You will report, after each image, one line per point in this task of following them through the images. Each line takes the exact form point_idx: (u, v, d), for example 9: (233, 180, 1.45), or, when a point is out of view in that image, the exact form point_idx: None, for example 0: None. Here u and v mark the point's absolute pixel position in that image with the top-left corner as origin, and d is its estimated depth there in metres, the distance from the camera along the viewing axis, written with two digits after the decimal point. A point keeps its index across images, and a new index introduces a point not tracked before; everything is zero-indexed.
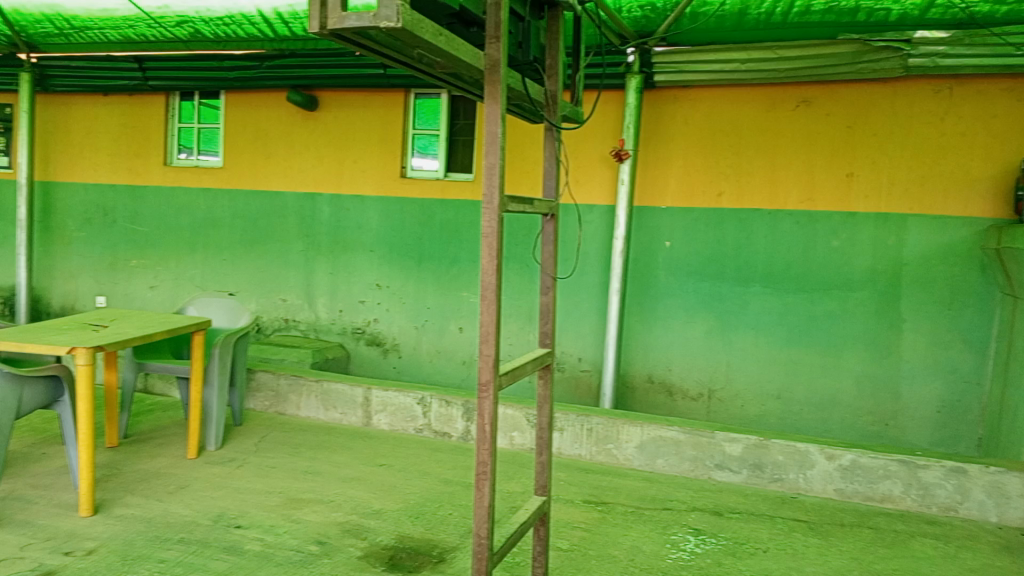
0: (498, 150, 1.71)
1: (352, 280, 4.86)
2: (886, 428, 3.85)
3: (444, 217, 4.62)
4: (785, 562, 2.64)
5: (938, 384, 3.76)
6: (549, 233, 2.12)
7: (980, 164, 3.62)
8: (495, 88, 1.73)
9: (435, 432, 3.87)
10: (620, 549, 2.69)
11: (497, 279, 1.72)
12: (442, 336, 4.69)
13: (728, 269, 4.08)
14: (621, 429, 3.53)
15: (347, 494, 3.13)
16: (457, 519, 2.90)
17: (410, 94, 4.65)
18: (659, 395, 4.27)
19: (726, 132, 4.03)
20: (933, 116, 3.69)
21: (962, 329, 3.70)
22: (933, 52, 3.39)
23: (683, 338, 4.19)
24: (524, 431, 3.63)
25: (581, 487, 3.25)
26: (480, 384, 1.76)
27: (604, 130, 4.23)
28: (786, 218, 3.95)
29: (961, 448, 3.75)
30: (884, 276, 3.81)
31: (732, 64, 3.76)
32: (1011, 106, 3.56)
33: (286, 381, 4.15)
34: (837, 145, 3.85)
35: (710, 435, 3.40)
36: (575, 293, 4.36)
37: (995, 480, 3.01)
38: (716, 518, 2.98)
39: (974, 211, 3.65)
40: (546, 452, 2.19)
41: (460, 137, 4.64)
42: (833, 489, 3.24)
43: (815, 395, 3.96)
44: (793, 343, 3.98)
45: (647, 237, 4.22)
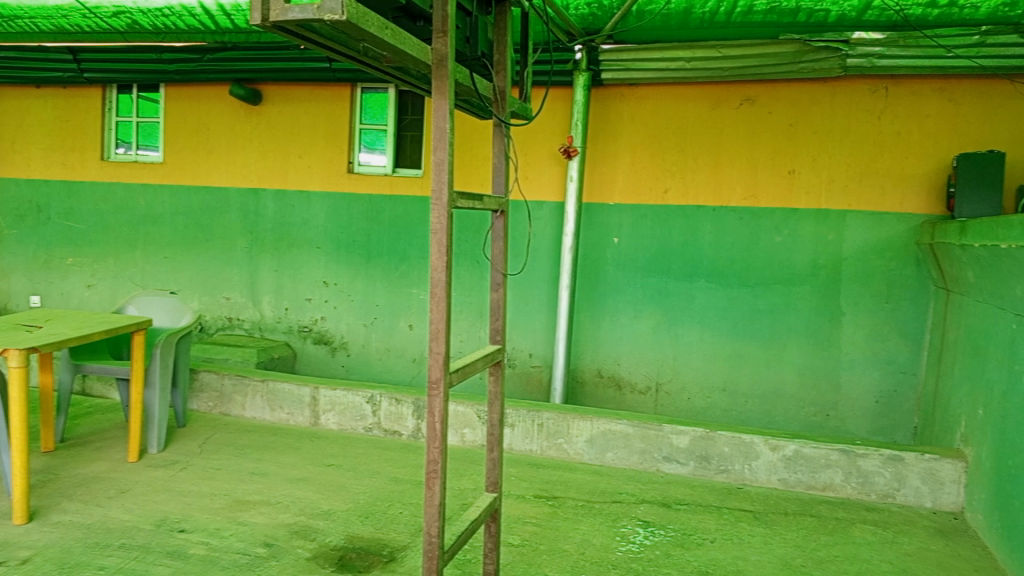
0: (446, 145, 1.70)
1: (299, 277, 4.79)
2: (828, 418, 3.96)
3: (392, 213, 4.58)
4: (732, 551, 2.69)
5: (876, 375, 3.88)
6: (499, 229, 2.12)
7: (914, 161, 3.76)
8: (443, 83, 1.72)
9: (384, 430, 3.83)
10: (571, 543, 2.71)
11: (446, 276, 1.71)
12: (391, 333, 4.65)
13: (674, 265, 4.14)
14: (572, 423, 3.56)
15: (295, 495, 3.08)
16: (407, 518, 2.89)
17: (357, 88, 4.60)
18: (608, 390, 4.31)
19: (672, 129, 4.09)
20: (870, 114, 3.80)
21: (898, 322, 3.82)
22: (870, 52, 3.50)
23: (631, 333, 4.23)
24: (475, 427, 3.63)
25: (531, 482, 3.27)
26: (431, 382, 1.75)
27: (553, 126, 4.25)
28: (731, 214, 4.03)
29: (898, 437, 3.88)
30: (824, 270, 3.92)
31: (678, 62, 3.82)
32: (943, 106, 3.69)
33: (230, 381, 4.06)
34: (778, 143, 3.93)
35: (658, 428, 3.44)
36: (525, 289, 4.37)
37: (930, 467, 3.12)
38: (665, 510, 3.03)
39: (909, 207, 3.77)
40: (497, 449, 2.19)
41: (408, 133, 4.61)
42: (776, 479, 3.32)
43: (759, 388, 4.05)
44: (738, 337, 4.06)
45: (595, 233, 4.25)
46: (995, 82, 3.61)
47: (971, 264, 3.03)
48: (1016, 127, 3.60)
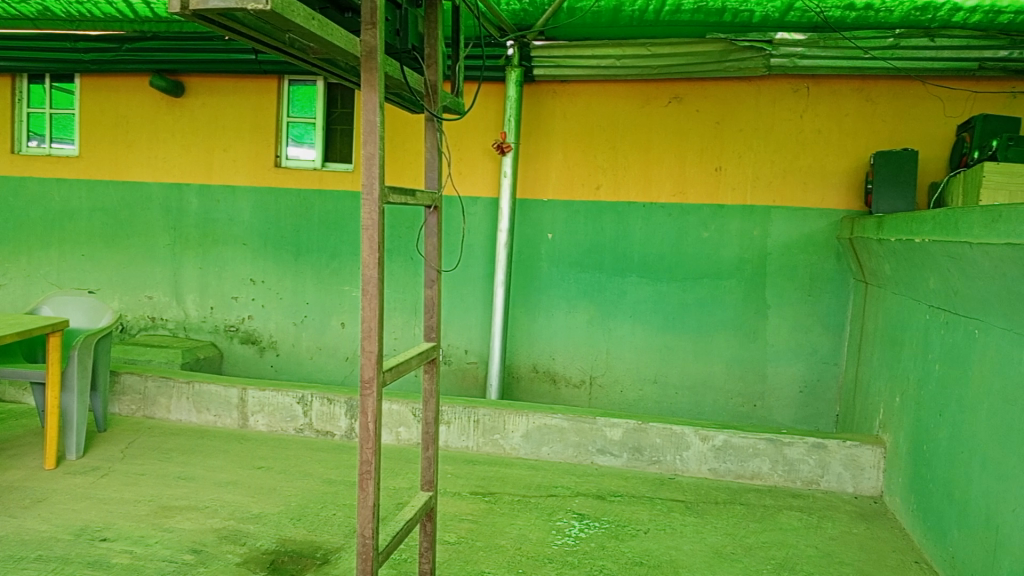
0: (377, 140, 1.67)
1: (224, 275, 4.66)
2: (755, 408, 4.08)
3: (322, 209, 4.49)
4: (664, 541, 2.74)
5: (801, 366, 4.01)
6: (432, 225, 2.10)
7: (834, 159, 3.89)
8: (372, 76, 1.69)
9: (316, 431, 3.76)
10: (507, 538, 2.71)
11: (378, 273, 1.69)
12: (322, 332, 4.56)
13: (607, 260, 4.18)
14: (508, 419, 3.56)
15: (223, 499, 3.00)
16: (341, 519, 2.84)
17: (284, 80, 4.49)
18: (543, 384, 4.33)
19: (603, 126, 4.13)
20: (793, 113, 3.92)
21: (820, 314, 3.96)
22: (792, 52, 3.60)
23: (565, 327, 4.27)
24: (410, 426, 3.59)
25: (468, 479, 3.26)
26: (364, 381, 1.72)
27: (485, 122, 4.24)
28: (660, 210, 4.09)
29: (821, 425, 4.03)
30: (750, 264, 4.02)
31: (608, 60, 3.86)
32: (860, 105, 3.84)
33: (154, 383, 3.92)
34: (706, 140, 4.02)
35: (592, 421, 3.48)
36: (459, 286, 4.36)
37: (851, 453, 3.24)
38: (600, 502, 3.06)
39: (830, 203, 3.91)
40: (432, 447, 2.17)
41: (338, 126, 4.52)
42: (706, 469, 3.40)
43: (688, 379, 4.14)
44: (669, 330, 4.14)
45: (529, 229, 4.26)
46: (908, 83, 3.78)
47: (888, 258, 3.16)
48: (928, 127, 3.77)
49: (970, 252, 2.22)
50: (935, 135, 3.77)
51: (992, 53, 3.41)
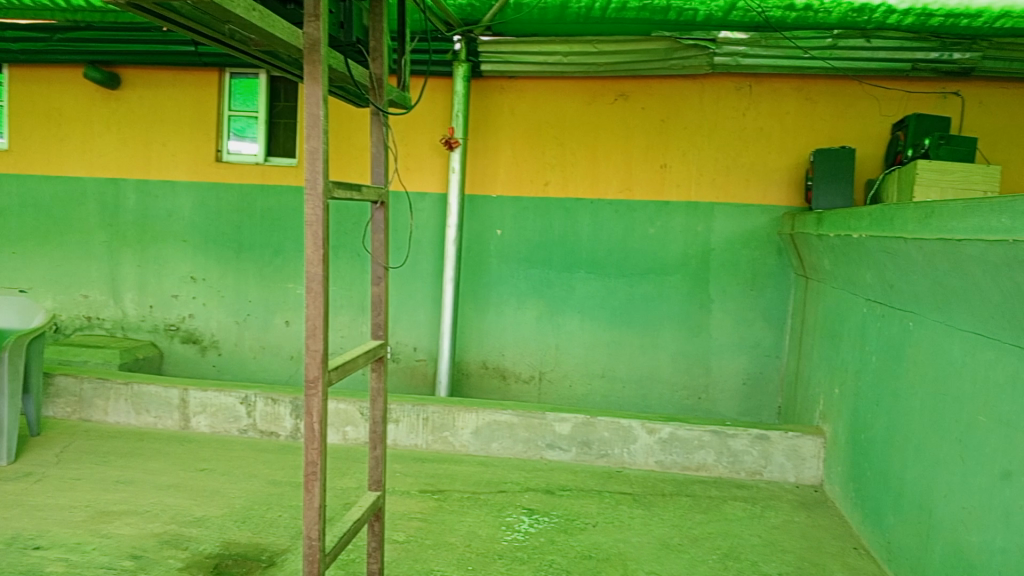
0: (320, 134, 1.64)
1: (163, 273, 4.53)
2: (700, 401, 4.15)
3: (266, 204, 4.40)
4: (613, 534, 2.77)
5: (744, 359, 4.10)
6: (379, 221, 2.07)
7: (775, 156, 3.98)
8: (316, 69, 1.65)
9: (261, 432, 3.69)
10: (456, 535, 2.70)
11: (323, 270, 1.66)
12: (266, 330, 4.47)
13: (555, 256, 4.20)
14: (457, 416, 3.54)
15: (164, 503, 2.91)
16: (286, 521, 2.79)
17: (226, 73, 4.38)
18: (492, 380, 4.33)
19: (551, 123, 4.14)
20: (736, 111, 3.99)
21: (762, 308, 4.06)
22: (735, 51, 3.67)
23: (514, 323, 4.27)
24: (357, 425, 3.55)
25: (417, 477, 3.23)
26: (309, 381, 1.68)
27: (432, 118, 4.21)
28: (608, 207, 4.13)
29: (764, 416, 4.12)
30: (695, 260, 4.09)
31: (555, 57, 3.88)
32: (800, 104, 3.93)
33: (90, 385, 3.79)
34: (651, 137, 4.06)
35: (542, 416, 3.49)
36: (407, 282, 4.32)
37: (793, 443, 3.32)
38: (549, 497, 3.08)
39: (771, 200, 3.99)
40: (380, 446, 2.15)
41: (281, 120, 4.42)
42: (653, 461, 3.44)
43: (635, 373, 4.19)
44: (616, 324, 4.18)
45: (478, 225, 4.24)
46: (846, 83, 3.88)
47: (827, 253, 3.24)
48: (864, 125, 3.88)
49: (905, 247, 2.29)
50: (871, 134, 3.88)
51: (924, 54, 3.53)
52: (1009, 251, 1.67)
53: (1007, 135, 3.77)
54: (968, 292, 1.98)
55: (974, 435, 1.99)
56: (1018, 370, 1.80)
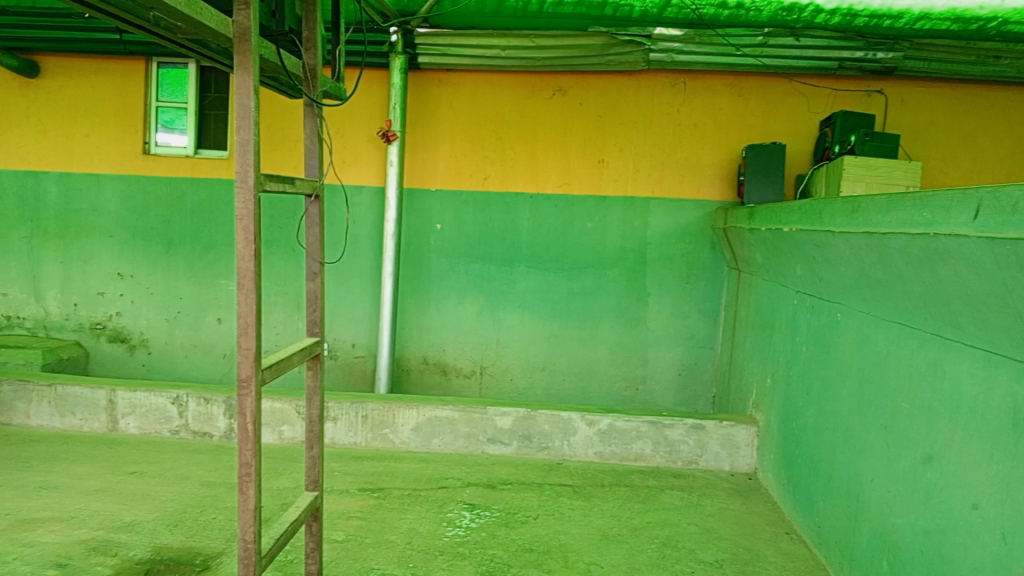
0: (251, 125, 1.59)
1: (88, 270, 4.35)
2: (637, 392, 4.21)
3: (196, 198, 4.27)
4: (554, 526, 2.79)
5: (679, 350, 4.18)
6: (314, 215, 2.03)
7: (709, 152, 4.06)
8: (246, 59, 1.61)
9: (193, 432, 3.58)
10: (397, 533, 2.68)
11: (254, 266, 1.61)
12: (197, 328, 4.34)
13: (495, 251, 4.20)
14: (397, 413, 3.51)
15: (92, 508, 2.80)
16: (221, 523, 2.72)
17: (152, 63, 4.22)
18: (433, 375, 4.30)
19: (489, 117, 4.13)
20: (671, 107, 4.05)
21: (697, 301, 4.14)
22: (670, 48, 3.72)
23: (455, 318, 4.25)
24: (294, 424, 3.48)
25: (356, 476, 3.19)
26: (241, 380, 1.64)
27: (368, 110, 4.15)
28: (547, 201, 4.14)
29: (699, 406, 4.21)
30: (632, 254, 4.14)
31: (493, 51, 3.86)
32: (732, 101, 4.02)
33: (10, 388, 3.63)
34: (589, 132, 4.09)
35: (482, 410, 3.48)
36: (344, 278, 4.25)
37: (728, 432, 3.40)
38: (490, 491, 3.08)
39: (705, 194, 4.08)
40: (317, 446, 2.11)
41: (211, 111, 4.30)
42: (593, 453, 3.48)
43: (575, 366, 4.22)
44: (556, 318, 4.20)
45: (418, 220, 4.20)
46: (776, 80, 3.98)
47: (759, 247, 3.32)
48: (793, 122, 4.00)
49: (833, 241, 2.36)
50: (799, 130, 4.00)
51: (850, 54, 3.65)
52: (930, 244, 1.73)
53: (927, 133, 3.93)
54: (892, 284, 2.06)
55: (899, 421, 2.07)
56: (940, 357, 1.88)
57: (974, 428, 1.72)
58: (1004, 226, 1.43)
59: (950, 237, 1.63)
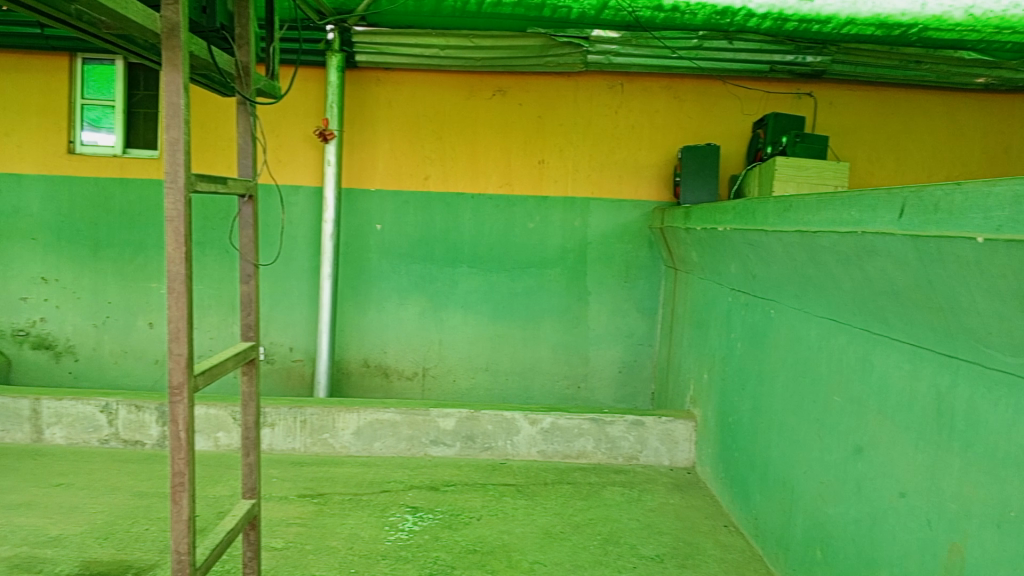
0: (181, 124, 1.54)
1: (9, 274, 4.15)
2: (579, 390, 4.25)
3: (125, 199, 4.12)
4: (497, 526, 2.79)
5: (619, 348, 4.24)
6: (247, 216, 1.98)
7: (646, 152, 4.12)
8: (175, 55, 1.56)
9: (124, 441, 3.46)
10: (338, 539, 2.64)
11: (186, 269, 1.57)
12: (127, 333, 4.20)
13: (436, 251, 4.18)
14: (337, 417, 3.45)
15: (14, 523, 2.68)
16: (154, 534, 2.64)
17: (77, 58, 4.06)
18: (374, 378, 4.25)
19: (429, 117, 4.10)
20: (609, 108, 4.10)
21: (636, 299, 4.21)
22: (607, 50, 3.76)
23: (396, 319, 4.21)
24: (230, 430, 3.40)
25: (295, 482, 3.13)
26: (173, 387, 1.59)
27: (304, 109, 4.08)
28: (488, 202, 4.14)
29: (639, 403, 4.27)
30: (573, 254, 4.18)
31: (431, 50, 3.82)
32: (668, 102, 4.09)
33: None
34: (529, 133, 4.10)
35: (425, 412, 3.46)
36: (281, 280, 4.17)
37: (666, 428, 3.46)
38: (433, 493, 3.06)
39: (642, 194, 4.14)
40: (254, 453, 2.06)
41: (141, 109, 4.15)
42: (536, 451, 3.49)
43: (518, 365, 4.23)
44: (498, 318, 4.21)
45: (357, 220, 4.14)
46: (711, 83, 4.07)
47: (694, 246, 3.39)
48: (727, 124, 4.09)
49: (765, 239, 2.42)
50: (733, 132, 4.10)
51: (781, 57, 3.75)
52: (858, 242, 1.79)
53: (855, 134, 4.07)
54: (823, 280, 2.12)
55: (831, 414, 2.13)
56: (870, 352, 1.94)
57: (902, 419, 1.78)
58: (927, 224, 1.48)
59: (877, 235, 1.68)
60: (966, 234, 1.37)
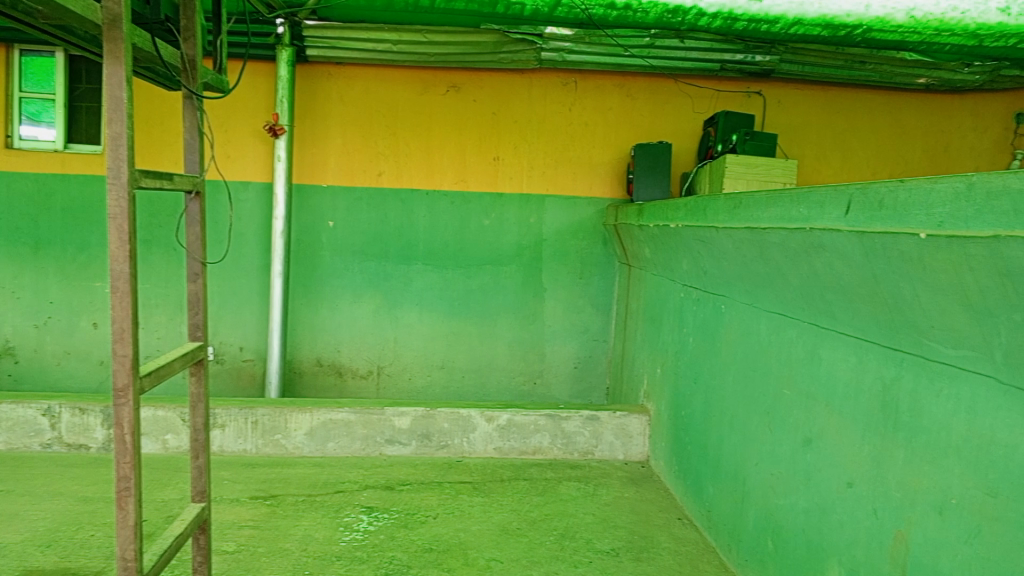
0: (124, 118, 1.50)
1: None
2: (535, 386, 4.27)
3: (66, 195, 3.99)
4: (453, 525, 2.78)
5: (575, 344, 4.27)
6: (194, 213, 1.93)
7: (600, 150, 4.15)
8: (117, 47, 1.51)
9: (67, 445, 3.36)
10: (291, 540, 2.60)
11: (130, 267, 1.52)
12: (70, 334, 4.07)
13: (390, 248, 4.14)
14: (289, 417, 3.39)
15: None
16: (100, 540, 2.56)
17: (15, 50, 3.92)
18: (328, 377, 4.20)
19: (381, 112, 4.06)
20: (563, 105, 4.11)
21: (591, 295, 4.24)
22: (561, 47, 3.78)
23: (350, 317, 4.17)
24: (179, 432, 3.32)
25: (247, 484, 3.07)
26: (117, 390, 1.54)
27: (254, 104, 4.00)
28: (442, 198, 4.12)
29: (594, 398, 4.31)
30: (528, 251, 4.19)
31: (384, 45, 3.78)
32: (621, 100, 4.12)
33: None
34: (483, 130, 4.09)
35: (380, 411, 3.43)
36: (230, 279, 4.09)
37: (621, 423, 3.50)
38: (388, 493, 3.03)
39: (596, 191, 4.17)
40: (203, 455, 2.02)
41: (82, 103, 3.99)
42: (492, 448, 3.49)
43: (474, 362, 4.23)
44: (453, 315, 4.19)
45: (308, 217, 4.08)
46: (662, 81, 4.11)
47: (647, 242, 3.42)
48: (679, 122, 4.14)
49: (716, 236, 2.45)
50: (685, 130, 4.15)
51: (731, 56, 3.81)
52: (806, 238, 1.82)
53: (803, 132, 4.16)
54: (772, 275, 2.16)
55: (781, 407, 2.18)
56: (818, 345, 1.99)
57: (849, 411, 1.83)
58: (873, 220, 1.52)
59: (825, 231, 1.72)
60: (909, 230, 1.41)
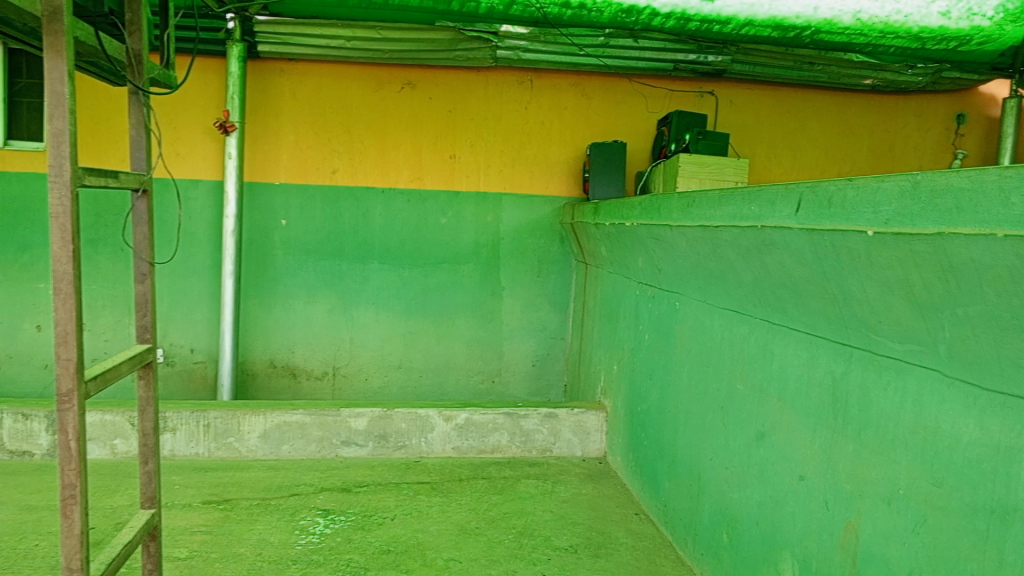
0: (66, 114, 1.46)
1: None
2: (493, 384, 4.27)
3: (7, 194, 3.86)
4: (411, 525, 2.76)
5: (532, 342, 4.28)
6: (141, 211, 1.88)
7: (556, 148, 4.16)
8: (57, 40, 1.46)
9: (9, 452, 3.24)
10: (245, 545, 2.56)
11: (73, 268, 1.48)
12: (12, 337, 3.94)
13: (345, 247, 4.09)
14: (243, 420, 3.33)
15: None
16: (45, 550, 2.49)
17: None
18: (283, 379, 4.14)
19: (335, 110, 4.01)
20: (519, 103, 4.11)
21: (548, 293, 4.26)
22: (516, 45, 3.77)
23: (305, 317, 4.11)
24: (127, 437, 3.24)
25: (199, 488, 3.01)
26: (60, 395, 1.50)
27: (203, 101, 3.92)
28: (398, 197, 4.09)
29: (551, 395, 4.33)
30: (485, 249, 4.18)
31: (337, 41, 3.72)
32: (577, 98, 4.14)
33: None
34: (439, 128, 4.07)
35: (336, 413, 3.38)
36: (180, 279, 4.00)
37: (579, 419, 3.52)
38: (344, 495, 3.00)
39: (552, 190, 4.18)
40: (152, 460, 1.96)
41: (23, 99, 3.80)
42: (451, 448, 3.48)
43: (431, 361, 4.21)
44: (409, 314, 4.17)
45: (261, 216, 4.02)
46: (617, 80, 4.14)
47: (603, 240, 3.44)
48: (634, 121, 4.18)
49: (669, 233, 2.48)
50: (639, 129, 4.19)
51: (684, 56, 3.84)
52: (758, 237, 1.85)
53: (754, 132, 4.24)
54: (724, 273, 2.19)
55: (734, 402, 2.21)
56: (770, 341, 2.03)
57: (800, 405, 1.87)
58: (822, 218, 1.55)
59: (776, 229, 1.75)
60: (856, 228, 1.44)
